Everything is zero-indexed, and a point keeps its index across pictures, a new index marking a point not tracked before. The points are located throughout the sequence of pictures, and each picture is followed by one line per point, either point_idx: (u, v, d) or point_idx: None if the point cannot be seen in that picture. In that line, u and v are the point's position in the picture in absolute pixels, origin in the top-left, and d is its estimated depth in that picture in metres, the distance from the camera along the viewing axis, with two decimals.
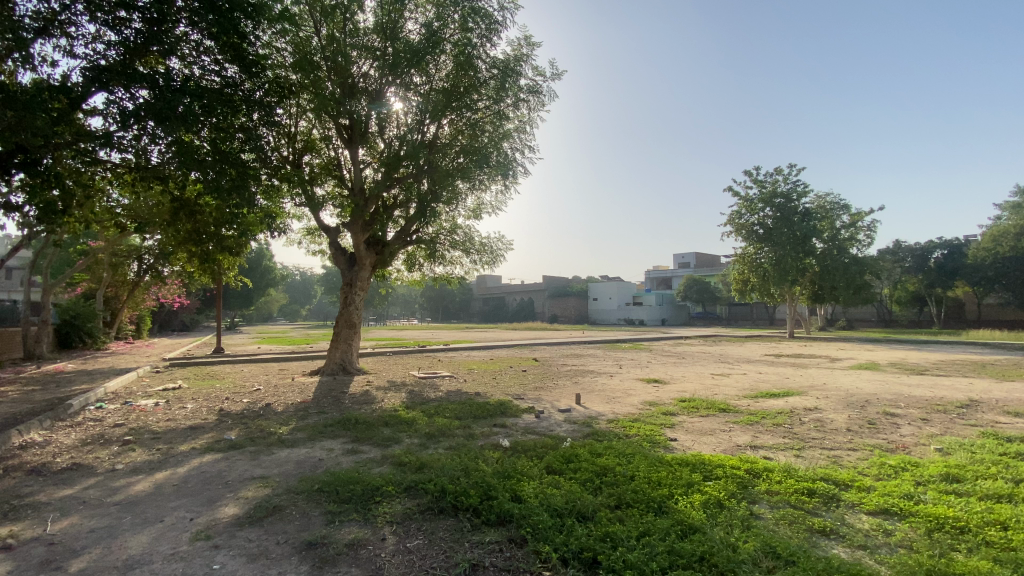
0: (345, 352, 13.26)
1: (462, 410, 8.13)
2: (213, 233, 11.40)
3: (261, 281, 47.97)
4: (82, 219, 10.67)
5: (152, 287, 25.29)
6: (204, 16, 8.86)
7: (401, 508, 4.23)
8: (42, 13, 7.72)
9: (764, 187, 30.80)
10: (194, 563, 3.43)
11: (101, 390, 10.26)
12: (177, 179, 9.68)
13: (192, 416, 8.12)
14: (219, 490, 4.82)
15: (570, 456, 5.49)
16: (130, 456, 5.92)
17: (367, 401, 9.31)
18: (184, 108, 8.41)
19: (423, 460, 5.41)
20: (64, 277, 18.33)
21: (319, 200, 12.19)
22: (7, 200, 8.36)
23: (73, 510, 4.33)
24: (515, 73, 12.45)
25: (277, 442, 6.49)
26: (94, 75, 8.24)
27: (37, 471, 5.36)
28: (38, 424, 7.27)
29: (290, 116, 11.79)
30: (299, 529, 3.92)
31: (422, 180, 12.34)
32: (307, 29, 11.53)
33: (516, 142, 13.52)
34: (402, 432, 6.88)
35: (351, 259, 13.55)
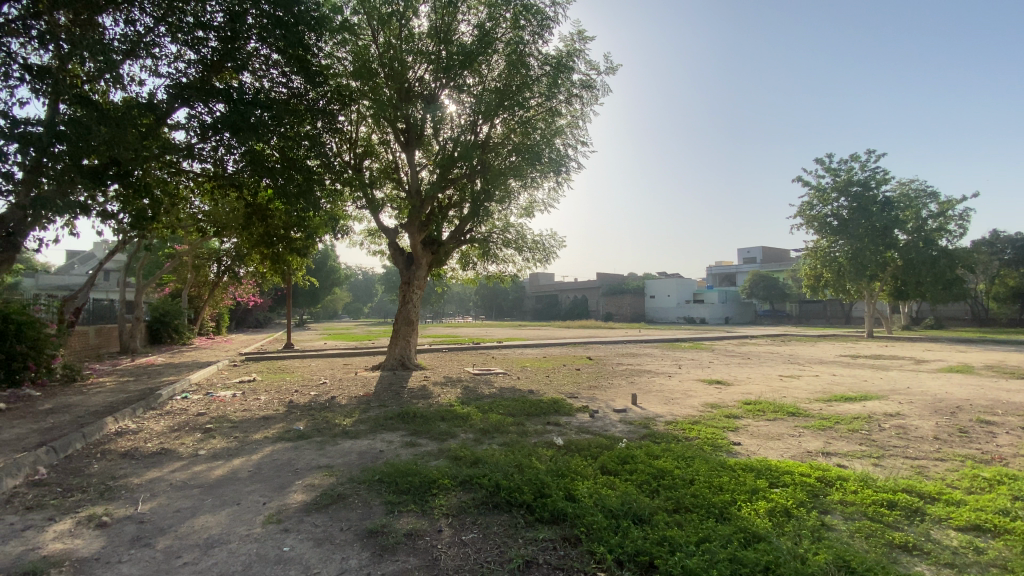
0: (404, 349, 13.68)
1: (516, 407, 8.18)
2: (283, 236, 12.20)
3: (327, 280, 50.51)
4: (170, 225, 11.68)
5: (230, 287, 27.29)
6: (272, 32, 9.41)
7: (457, 501, 4.32)
8: (130, 36, 8.50)
9: (838, 175, 28.75)
10: (266, 544, 3.67)
11: (186, 382, 11.19)
12: (250, 186, 10.43)
13: (265, 408, 8.68)
14: (289, 477, 5.13)
15: (625, 457, 5.38)
16: (211, 443, 6.43)
17: (424, 396, 9.59)
18: (256, 120, 9.05)
19: (477, 455, 5.48)
20: (154, 277, 20.07)
21: (379, 202, 12.63)
22: (105, 209, 9.30)
23: (161, 492, 4.76)
24: (568, 68, 12.33)
25: (341, 433, 6.82)
26: (176, 92, 8.99)
27: (132, 455, 5.94)
28: (133, 412, 8.05)
29: (351, 122, 12.26)
30: (360, 517, 4.10)
31: (476, 180, 12.71)
32: (366, 38, 11.93)
33: (569, 139, 13.47)
34: (457, 427, 7.03)
35: (408, 259, 13.95)
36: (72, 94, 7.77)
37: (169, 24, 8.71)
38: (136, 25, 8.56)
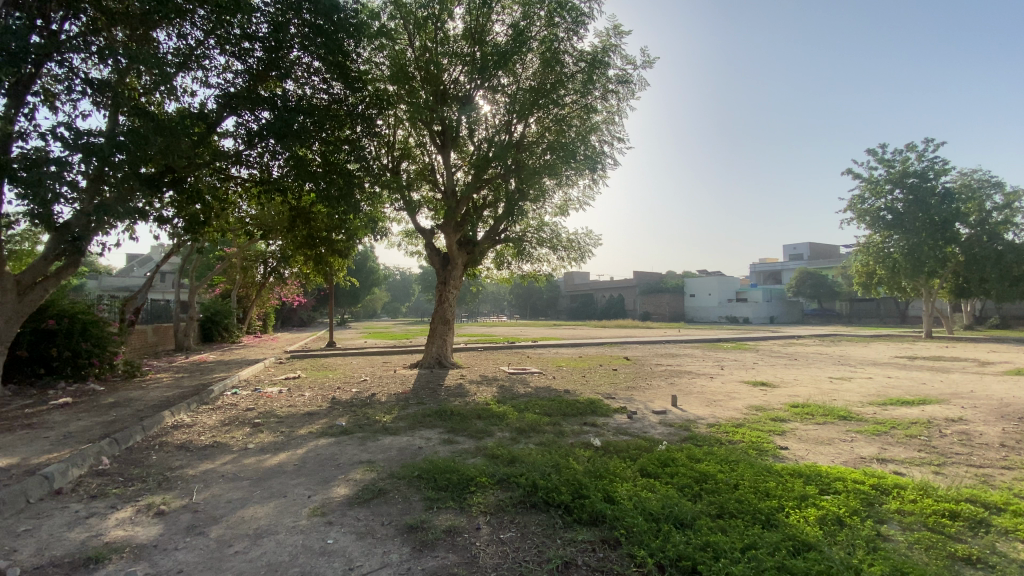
0: (440, 348, 13.84)
1: (552, 407, 8.14)
2: (325, 238, 12.61)
3: (367, 280, 51.80)
4: (220, 229, 12.25)
5: (275, 287, 28.40)
6: (314, 40, 9.75)
7: (495, 499, 4.34)
8: (182, 49, 8.95)
9: (892, 166, 27.21)
10: (311, 536, 3.79)
11: (236, 378, 11.73)
12: (294, 190, 10.83)
13: (308, 404, 8.98)
14: (332, 471, 5.28)
15: (666, 459, 5.26)
16: (259, 438, 6.70)
17: (461, 394, 9.68)
18: (299, 126, 9.41)
19: (514, 454, 5.49)
20: (205, 279, 21.08)
21: (416, 204, 12.80)
22: (162, 214, 9.86)
23: (213, 483, 5.00)
24: (604, 64, 12.16)
25: (382, 430, 6.97)
26: (225, 101, 9.44)
27: (186, 448, 6.26)
28: (187, 407, 8.48)
29: (389, 126, 12.49)
30: (400, 512, 4.17)
31: (510, 180, 12.70)
32: (403, 42, 12.13)
33: (604, 135, 13.32)
34: (494, 425, 7.06)
35: (445, 259, 14.11)
36: (130, 106, 8.25)
37: (218, 36, 9.12)
38: (187, 39, 9.02)
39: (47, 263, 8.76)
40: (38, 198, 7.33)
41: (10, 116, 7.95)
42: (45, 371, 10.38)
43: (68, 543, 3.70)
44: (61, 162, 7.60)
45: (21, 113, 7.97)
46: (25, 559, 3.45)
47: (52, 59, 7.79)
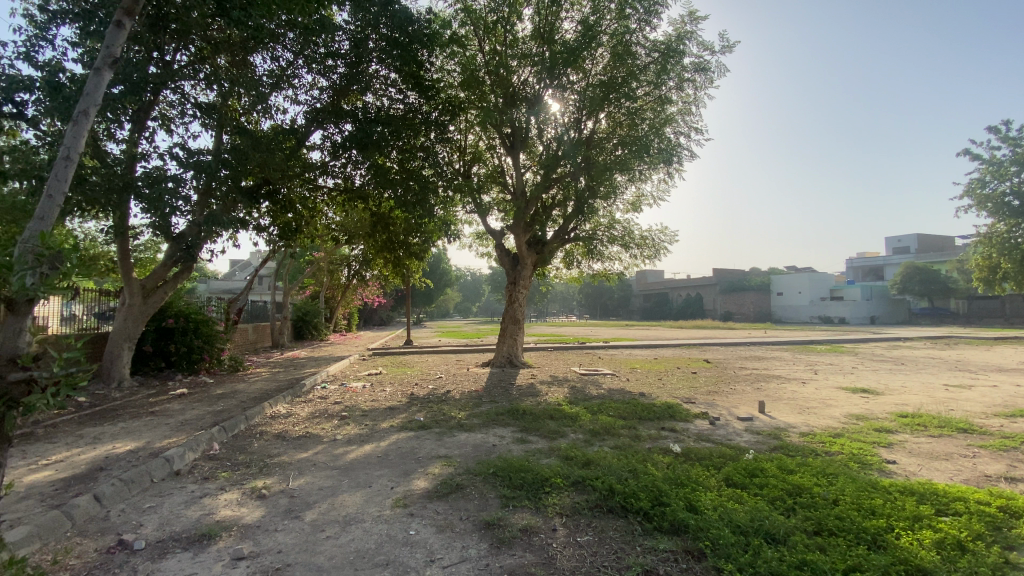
0: (511, 347, 13.92)
1: (627, 409, 7.94)
2: (402, 242, 13.18)
3: (441, 281, 53.58)
4: (309, 236, 13.20)
5: (357, 289, 30.17)
6: (390, 52, 10.26)
7: (570, 502, 4.28)
8: (275, 71, 9.74)
9: (1021, 145, 23.84)
10: (395, 526, 3.97)
11: (324, 373, 12.59)
12: (374, 197, 11.48)
13: (389, 399, 9.42)
14: (413, 464, 5.50)
15: (754, 469, 4.94)
16: (346, 430, 7.14)
17: (533, 394, 9.70)
18: (379, 136, 10.17)
19: (589, 456, 5.40)
20: (297, 281, 22.81)
21: (486, 206, 12.97)
22: (260, 223, 10.80)
23: (307, 471, 5.38)
24: (679, 53, 11.68)
25: (458, 426, 7.16)
26: (313, 116, 10.18)
27: (283, 437, 6.80)
28: (283, 399, 9.22)
29: (460, 132, 12.81)
30: (477, 508, 4.24)
31: (580, 177, 12.46)
32: (473, 48, 12.34)
33: (679, 126, 12.84)
34: (567, 426, 7.00)
35: (514, 259, 14.23)
36: (233, 124, 9.13)
37: (306, 56, 9.85)
38: (279, 61, 9.80)
39: (166, 269, 9.90)
40: (159, 211, 8.32)
41: (134, 139, 9.05)
42: (165, 364, 11.70)
43: (185, 520, 4.14)
44: (176, 178, 8.55)
45: (143, 136, 9.04)
46: (151, 532, 3.90)
47: (168, 87, 8.78)
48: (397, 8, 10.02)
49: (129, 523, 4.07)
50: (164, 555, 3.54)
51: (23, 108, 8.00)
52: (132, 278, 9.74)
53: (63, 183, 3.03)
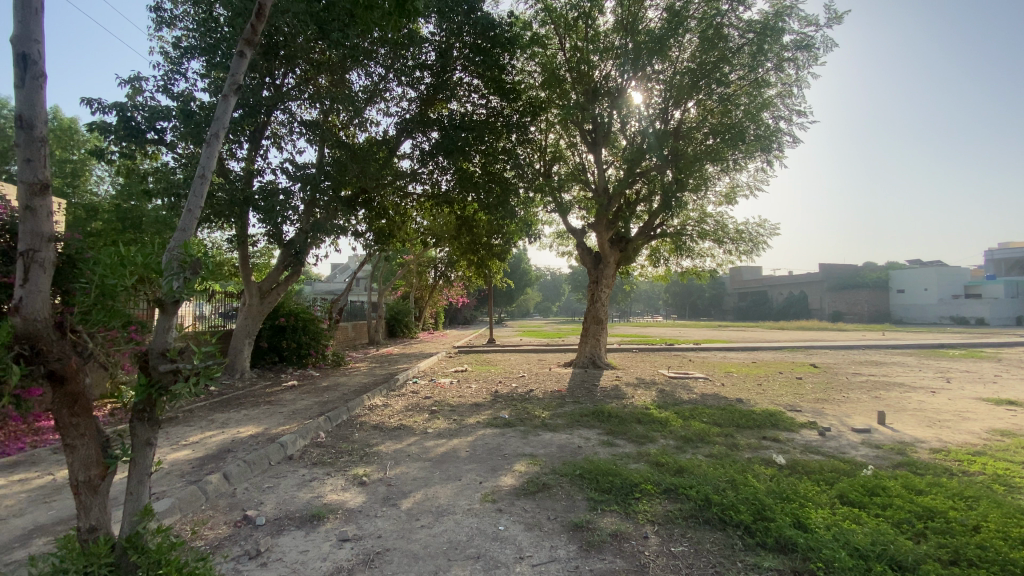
0: (594, 348, 13.66)
1: (722, 416, 7.49)
2: (485, 244, 13.47)
3: (522, 281, 54.15)
4: (400, 240, 13.95)
5: (443, 289, 31.40)
6: (473, 59, 10.58)
7: (663, 510, 4.12)
8: (369, 86, 10.40)
9: None
10: (484, 520, 4.06)
11: (415, 369, 13.25)
12: (459, 201, 11.89)
13: (475, 395, 9.68)
14: (500, 460, 5.60)
15: (874, 487, 4.43)
16: (436, 423, 7.45)
17: (618, 396, 9.48)
18: (464, 141, 10.51)
19: (682, 464, 5.16)
20: (389, 282, 24.20)
21: (567, 205, 12.87)
22: (358, 229, 11.60)
23: (402, 461, 5.69)
24: (777, 31, 10.81)
25: (542, 425, 7.17)
26: (403, 127, 10.76)
27: (380, 428, 7.26)
28: (379, 392, 9.83)
29: (541, 132, 12.86)
30: (565, 509, 4.21)
31: (667, 171, 11.99)
32: (554, 47, 12.27)
33: (779, 110, 11.91)
34: (656, 431, 6.74)
35: (597, 258, 13.99)
36: (333, 139, 9.89)
37: (396, 69, 10.40)
38: (372, 76, 10.45)
39: (279, 273, 10.95)
40: (273, 221, 9.23)
41: (251, 157, 10.11)
42: (278, 359, 12.97)
43: (299, 500, 4.55)
44: (286, 191, 9.44)
45: (259, 154, 10.08)
46: (270, 510, 4.33)
47: (279, 108, 9.71)
48: (480, 15, 10.24)
49: (253, 501, 4.56)
50: (281, 532, 3.91)
51: (163, 134, 9.25)
52: (251, 281, 10.89)
53: (199, 200, 3.26)
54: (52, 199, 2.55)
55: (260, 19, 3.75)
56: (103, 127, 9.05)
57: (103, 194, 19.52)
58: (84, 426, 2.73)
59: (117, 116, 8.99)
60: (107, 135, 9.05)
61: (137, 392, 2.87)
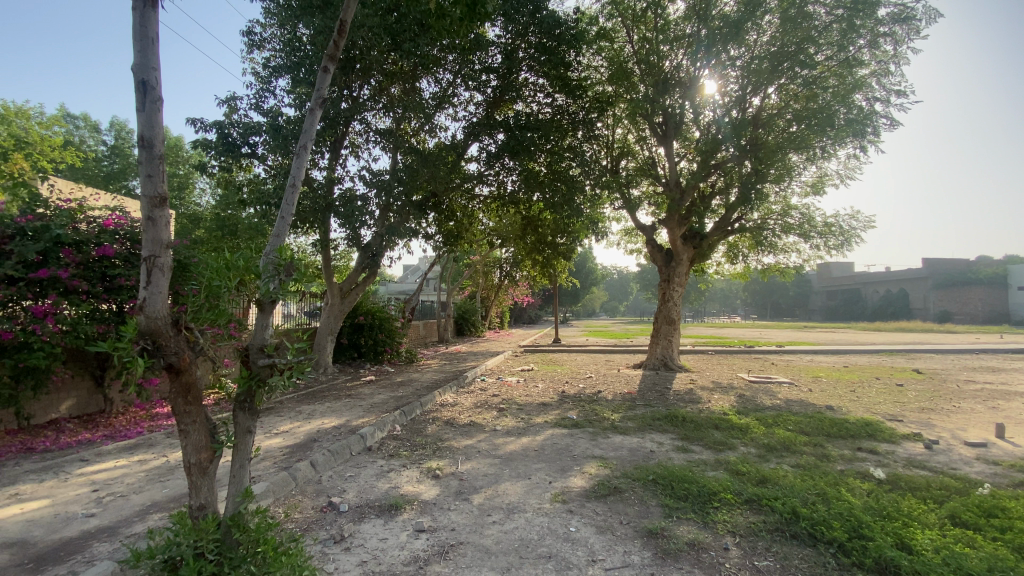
0: (666, 349, 13.21)
1: (810, 424, 6.95)
2: (551, 243, 13.44)
3: (588, 280, 53.53)
4: (469, 241, 14.24)
5: (509, 287, 31.73)
6: (539, 58, 10.60)
7: (745, 521, 3.89)
8: (438, 93, 10.73)
9: None
10: (555, 520, 4.05)
11: (483, 367, 13.50)
12: (525, 202, 11.99)
13: (542, 395, 9.70)
14: (569, 461, 5.56)
15: (995, 509, 3.92)
16: (505, 421, 7.52)
17: (693, 400, 9.09)
18: (530, 141, 10.54)
19: (765, 474, 4.85)
20: (456, 282, 24.81)
21: (636, 201, 12.52)
22: (428, 231, 12.00)
23: (473, 457, 5.82)
24: (872, 4, 9.86)
25: (612, 427, 7.03)
26: (470, 130, 11.00)
27: (451, 423, 7.46)
28: (450, 389, 10.11)
29: (608, 127, 12.64)
30: (638, 515, 4.10)
31: (745, 162, 11.33)
32: (621, 39, 11.99)
33: (874, 91, 10.87)
34: (736, 438, 6.39)
35: (668, 255, 13.49)
36: (405, 146, 10.28)
37: (463, 75, 10.68)
38: (441, 82, 10.77)
39: (357, 274, 11.59)
40: (352, 225, 9.78)
41: (332, 166, 10.76)
42: (356, 355, 13.71)
43: (378, 490, 4.78)
44: (363, 198, 9.96)
45: (338, 163, 10.71)
46: (352, 498, 4.60)
47: (356, 118, 10.26)
48: (546, 14, 10.14)
49: (336, 488, 4.86)
50: (362, 519, 4.13)
51: (255, 148, 10.09)
52: (332, 282, 11.58)
53: (291, 208, 3.52)
54: (169, 211, 2.85)
55: (342, 36, 3.98)
56: (205, 144, 10.02)
57: (205, 204, 21.66)
58: (195, 413, 3.03)
59: (216, 133, 9.92)
60: (208, 151, 10.01)
61: (240, 384, 3.15)
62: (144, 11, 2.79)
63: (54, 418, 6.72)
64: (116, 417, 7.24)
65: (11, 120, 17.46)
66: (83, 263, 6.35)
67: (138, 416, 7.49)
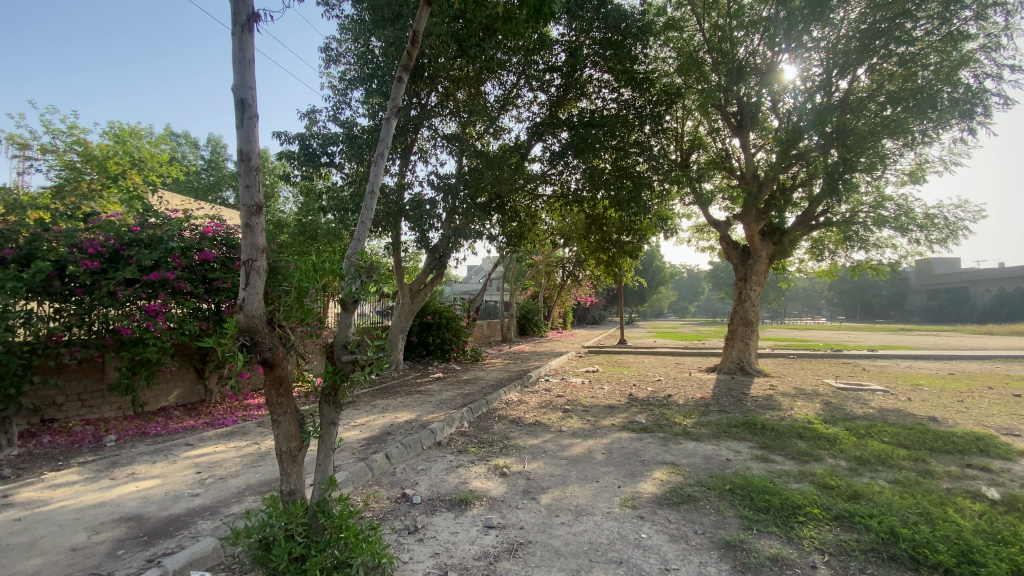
0: (742, 352, 12.52)
1: (910, 436, 6.32)
2: (616, 241, 13.16)
3: (655, 280, 51.93)
4: (533, 241, 14.28)
5: (573, 287, 31.46)
6: (604, 54, 10.42)
7: (834, 538, 3.61)
8: (503, 95, 10.86)
9: None
10: (626, 526, 3.96)
11: (548, 367, 13.48)
12: (589, 200, 11.84)
13: (609, 397, 9.53)
14: (638, 466, 5.42)
15: None
16: (571, 422, 7.46)
17: (772, 406, 8.55)
18: (595, 138, 10.30)
19: (857, 488, 4.47)
20: (520, 282, 24.98)
21: (708, 196, 11.97)
22: (493, 231, 12.18)
23: (539, 456, 5.83)
24: None
25: (683, 433, 6.77)
26: (534, 130, 11.03)
27: (517, 422, 7.51)
28: (515, 388, 10.19)
29: (677, 120, 12.21)
30: (714, 525, 3.92)
31: (831, 151, 10.46)
32: (691, 29, 11.52)
33: (984, 67, 9.71)
34: (822, 449, 5.94)
35: (744, 252, 12.77)
36: (471, 149, 10.45)
37: (528, 75, 10.73)
38: (506, 85, 10.89)
39: (426, 275, 11.97)
40: (421, 228, 10.14)
41: (402, 171, 11.19)
42: (425, 352, 14.19)
43: (448, 484, 4.92)
44: (431, 201, 10.29)
45: (408, 168, 11.13)
46: (424, 490, 4.76)
47: (424, 124, 10.59)
48: (611, 8, 9.94)
49: (409, 480, 5.06)
50: (434, 512, 4.27)
51: (333, 157, 10.71)
52: (403, 282, 12.04)
53: (370, 212, 3.70)
54: (264, 218, 3.09)
55: (414, 46, 4.13)
56: (289, 155, 10.78)
57: (288, 211, 23.33)
58: (286, 405, 3.26)
59: (299, 145, 10.65)
60: (291, 162, 10.77)
61: (325, 378, 3.36)
62: (242, 35, 3.03)
63: (164, 405, 7.53)
64: (215, 406, 7.98)
65: (128, 141, 19.75)
66: (188, 267, 7.02)
67: (233, 406, 8.21)
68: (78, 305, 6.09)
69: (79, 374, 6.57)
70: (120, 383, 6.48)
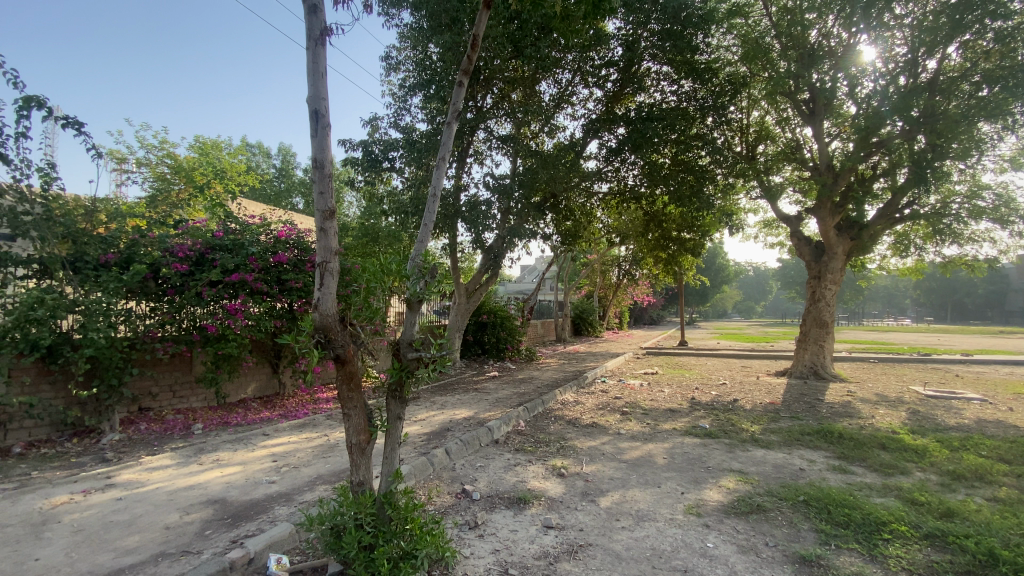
0: (816, 355, 11.74)
1: (1015, 451, 5.67)
2: (676, 238, 12.74)
3: (716, 279, 49.81)
4: (588, 240, 14.14)
5: (629, 286, 30.81)
6: (663, 46, 10.13)
7: (925, 559, 3.31)
8: (558, 93, 10.83)
9: None
10: (690, 533, 3.83)
11: (605, 369, 13.27)
12: (647, 196, 11.55)
13: (670, 400, 9.26)
14: (702, 472, 5.23)
15: None
16: (630, 425, 7.31)
17: (850, 414, 7.96)
18: (653, 132, 10.02)
19: (951, 505, 4.08)
20: (575, 281, 24.79)
21: (776, 189, 11.35)
22: (548, 231, 12.17)
23: (597, 458, 5.76)
24: None
25: (751, 440, 6.45)
26: (590, 127, 10.90)
27: (574, 423, 7.46)
28: (571, 389, 10.12)
29: (741, 111, 11.67)
30: (787, 537, 3.71)
31: (918, 136, 9.60)
32: (756, 14, 10.96)
33: None
34: (909, 461, 5.47)
35: (817, 248, 11.97)
36: (526, 149, 10.51)
37: (583, 72, 10.63)
38: (561, 83, 10.84)
39: (481, 275, 12.13)
40: (477, 229, 10.31)
41: (459, 173, 11.42)
42: (482, 351, 14.40)
43: (507, 482, 4.97)
44: (487, 203, 10.44)
45: (464, 171, 11.33)
46: (483, 488, 4.83)
47: (481, 126, 10.74)
48: None
49: (468, 476, 5.16)
50: (494, 509, 4.32)
51: (393, 162, 11.11)
52: (461, 282, 12.27)
53: (432, 215, 3.81)
54: (337, 222, 3.25)
55: (474, 50, 4.19)
56: (353, 161, 11.29)
57: (351, 215, 24.45)
58: (356, 399, 3.42)
59: (362, 151, 11.12)
60: (356, 168, 11.27)
61: (392, 374, 3.49)
62: (315, 49, 3.20)
63: (243, 398, 8.10)
64: (288, 400, 8.49)
65: (211, 153, 21.49)
66: (264, 268, 7.50)
67: (304, 399, 8.69)
68: (169, 304, 6.64)
69: (171, 367, 7.22)
70: (206, 376, 7.04)
